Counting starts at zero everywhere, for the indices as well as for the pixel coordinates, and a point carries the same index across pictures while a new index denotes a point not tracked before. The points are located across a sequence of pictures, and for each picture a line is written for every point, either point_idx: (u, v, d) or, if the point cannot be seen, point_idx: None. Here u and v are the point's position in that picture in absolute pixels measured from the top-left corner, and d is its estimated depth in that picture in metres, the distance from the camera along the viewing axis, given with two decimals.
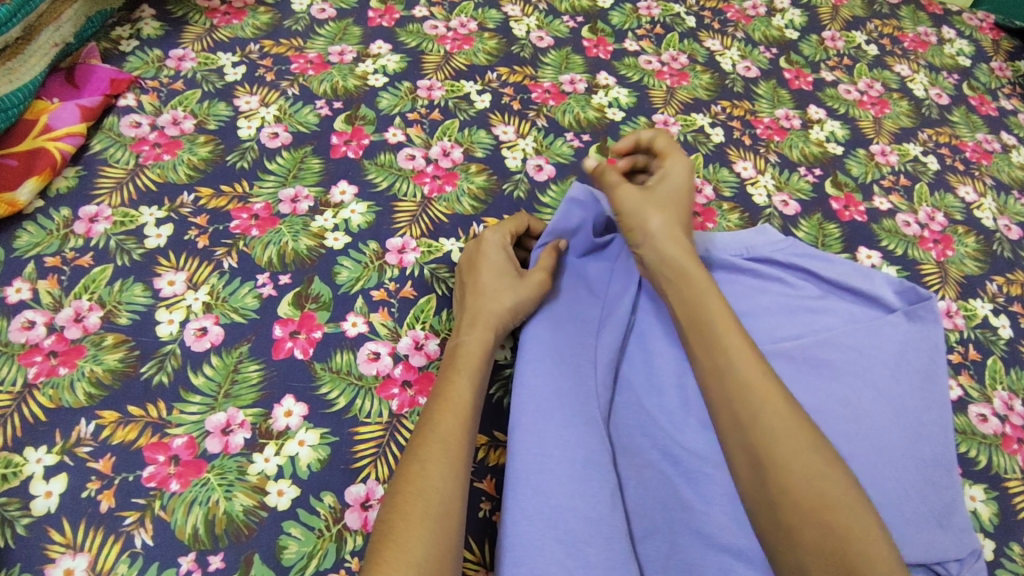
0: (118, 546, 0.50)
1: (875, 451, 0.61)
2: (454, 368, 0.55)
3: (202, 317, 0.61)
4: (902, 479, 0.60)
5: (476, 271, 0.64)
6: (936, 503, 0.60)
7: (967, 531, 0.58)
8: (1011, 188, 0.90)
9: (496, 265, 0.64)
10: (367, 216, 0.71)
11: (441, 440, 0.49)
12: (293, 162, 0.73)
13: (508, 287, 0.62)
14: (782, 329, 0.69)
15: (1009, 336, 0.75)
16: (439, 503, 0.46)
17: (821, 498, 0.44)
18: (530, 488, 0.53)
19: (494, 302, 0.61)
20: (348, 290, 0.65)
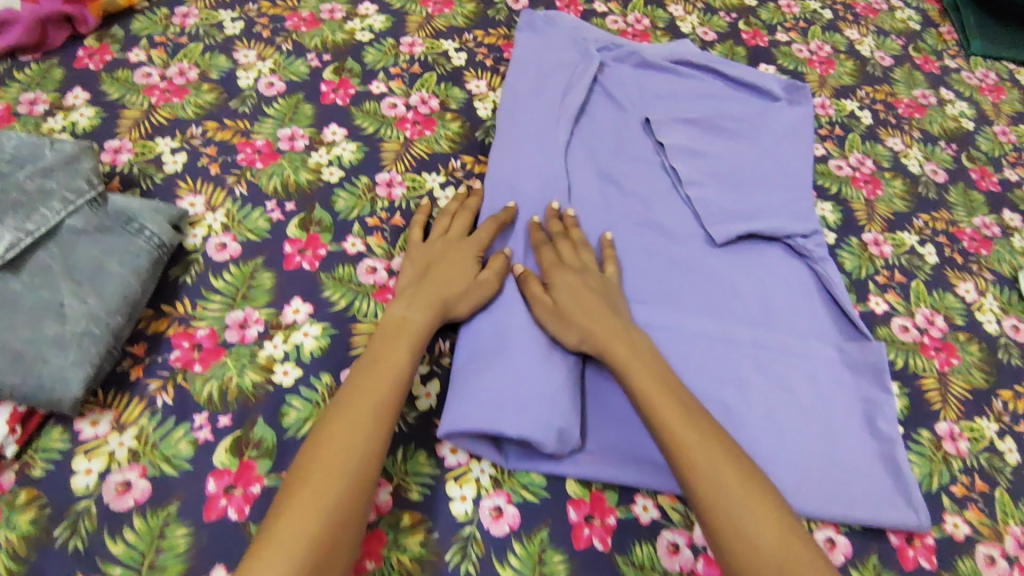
0: (141, 405, 0.59)
1: (794, 340, 0.72)
2: (397, 347, 0.60)
3: (221, 235, 0.70)
4: (817, 364, 0.71)
5: (441, 260, 0.67)
6: (848, 384, 0.70)
7: (879, 401, 0.69)
8: (939, 139, 0.98)
9: (463, 263, 0.67)
10: (356, 153, 0.79)
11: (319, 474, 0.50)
12: (287, 108, 0.82)
13: (468, 281, 0.66)
14: (697, 249, 0.79)
15: (934, 262, 0.83)
16: (355, 451, 0.52)
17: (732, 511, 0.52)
18: (473, 364, 0.63)
19: (451, 292, 0.64)
20: (346, 217, 0.74)
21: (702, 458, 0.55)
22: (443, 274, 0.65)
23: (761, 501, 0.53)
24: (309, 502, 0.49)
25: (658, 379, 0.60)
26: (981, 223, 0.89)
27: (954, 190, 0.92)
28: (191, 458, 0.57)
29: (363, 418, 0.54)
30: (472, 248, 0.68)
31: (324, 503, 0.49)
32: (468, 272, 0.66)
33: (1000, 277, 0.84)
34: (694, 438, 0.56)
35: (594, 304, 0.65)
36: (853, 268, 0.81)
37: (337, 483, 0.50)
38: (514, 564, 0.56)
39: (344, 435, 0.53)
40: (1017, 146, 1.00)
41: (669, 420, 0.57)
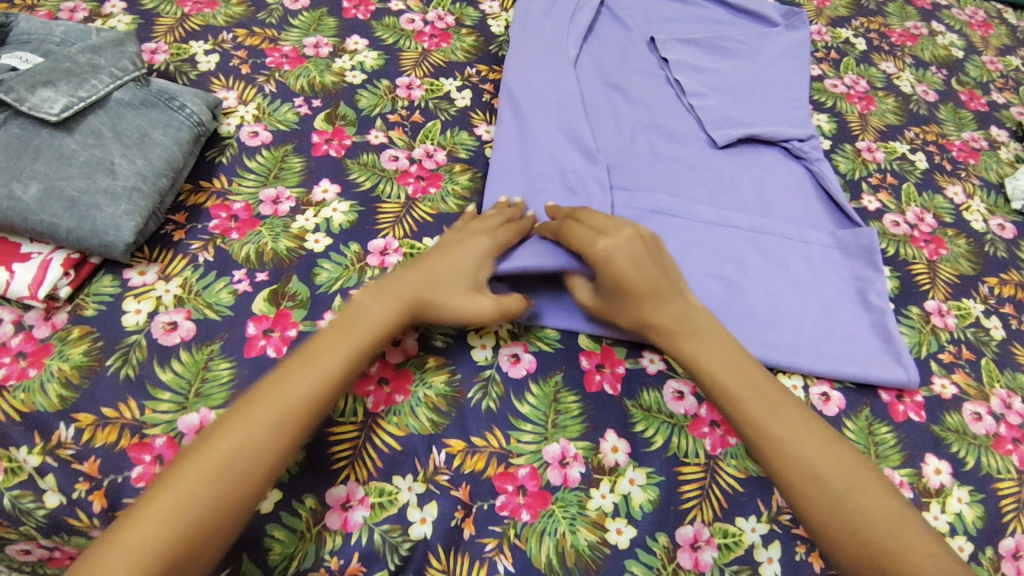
0: (184, 261, 0.63)
1: (792, 226, 0.76)
2: (345, 338, 0.54)
3: (253, 124, 0.75)
4: (812, 247, 0.75)
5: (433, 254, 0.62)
6: (842, 264, 0.75)
7: (870, 278, 0.73)
8: (930, 64, 1.02)
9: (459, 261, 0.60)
10: (377, 60, 0.84)
11: (226, 450, 0.47)
12: (311, 20, 0.87)
13: (452, 280, 0.59)
14: (697, 150, 0.83)
15: (924, 168, 0.88)
16: (239, 456, 0.47)
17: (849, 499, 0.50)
18: None
19: (430, 289, 0.58)
20: (369, 113, 0.79)
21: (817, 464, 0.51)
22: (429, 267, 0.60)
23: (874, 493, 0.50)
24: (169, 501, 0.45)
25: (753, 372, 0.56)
26: (969, 137, 0.94)
27: (944, 109, 0.97)
28: (232, 306, 0.61)
29: (253, 419, 0.49)
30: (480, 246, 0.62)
31: (192, 500, 0.45)
32: (456, 265, 0.60)
33: (987, 184, 0.88)
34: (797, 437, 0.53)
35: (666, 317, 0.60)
36: (847, 170, 0.85)
37: (211, 486, 0.46)
38: (531, 401, 0.60)
39: (229, 438, 0.48)
40: (1003, 74, 1.05)
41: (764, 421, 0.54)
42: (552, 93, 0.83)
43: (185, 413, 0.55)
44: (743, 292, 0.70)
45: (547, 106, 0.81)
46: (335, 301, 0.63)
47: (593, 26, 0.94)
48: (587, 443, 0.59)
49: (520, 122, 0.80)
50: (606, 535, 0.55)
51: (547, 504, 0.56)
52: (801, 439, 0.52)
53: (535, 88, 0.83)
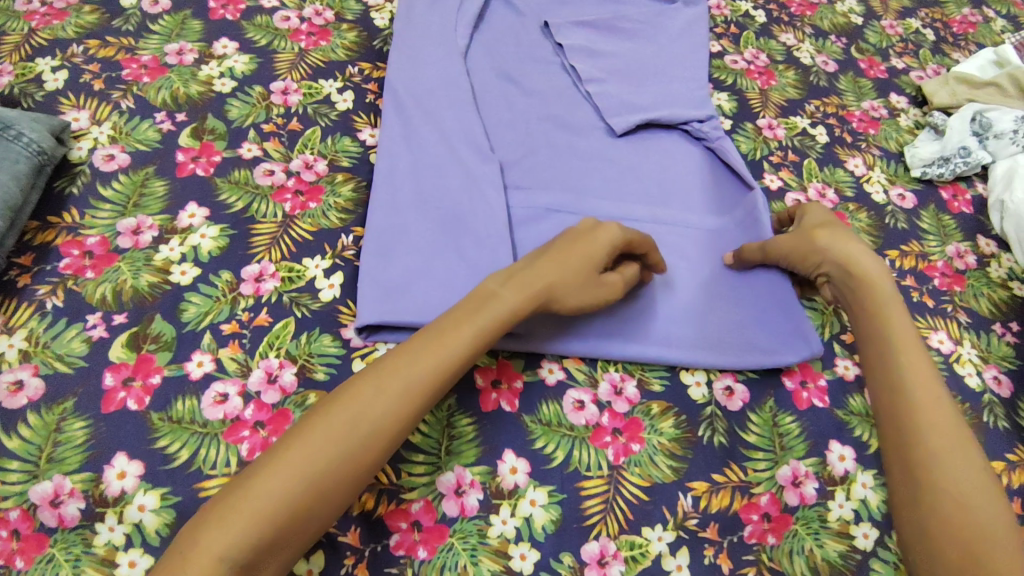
0: (31, 310, 0.58)
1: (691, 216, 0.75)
2: (525, 302, 0.53)
3: (108, 147, 0.69)
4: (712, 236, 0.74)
5: (574, 236, 0.59)
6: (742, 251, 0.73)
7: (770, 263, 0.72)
8: (830, 33, 1.01)
9: (596, 249, 0.58)
10: (249, 65, 0.78)
11: (352, 420, 0.45)
12: (174, 24, 0.80)
13: (581, 275, 0.56)
14: (597, 142, 0.80)
15: (825, 142, 0.87)
16: (370, 425, 0.45)
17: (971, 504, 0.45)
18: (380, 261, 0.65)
19: (558, 285, 0.55)
20: (240, 125, 0.73)
21: (939, 419, 0.49)
22: (575, 251, 0.57)
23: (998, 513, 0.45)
24: (281, 473, 0.42)
25: (916, 341, 0.54)
26: (869, 106, 0.93)
27: (844, 78, 0.96)
28: (86, 356, 0.56)
29: (396, 394, 0.46)
30: (586, 256, 0.57)
31: (309, 470, 0.43)
32: (593, 259, 0.57)
33: (887, 153, 0.88)
34: (934, 411, 0.49)
35: (864, 246, 0.61)
36: (748, 150, 0.84)
37: (324, 461, 0.43)
38: (422, 430, 0.57)
39: (363, 411, 0.45)
40: (902, 38, 1.05)
41: (917, 389, 0.51)
42: (439, 89, 0.78)
43: (38, 482, 0.51)
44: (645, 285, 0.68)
45: (435, 103, 0.77)
46: (203, 338, 0.59)
47: (484, 12, 0.90)
48: (484, 467, 0.56)
49: (406, 123, 0.75)
50: (508, 563, 0.53)
51: (444, 538, 0.53)
52: (950, 426, 0.48)
53: (421, 85, 0.78)
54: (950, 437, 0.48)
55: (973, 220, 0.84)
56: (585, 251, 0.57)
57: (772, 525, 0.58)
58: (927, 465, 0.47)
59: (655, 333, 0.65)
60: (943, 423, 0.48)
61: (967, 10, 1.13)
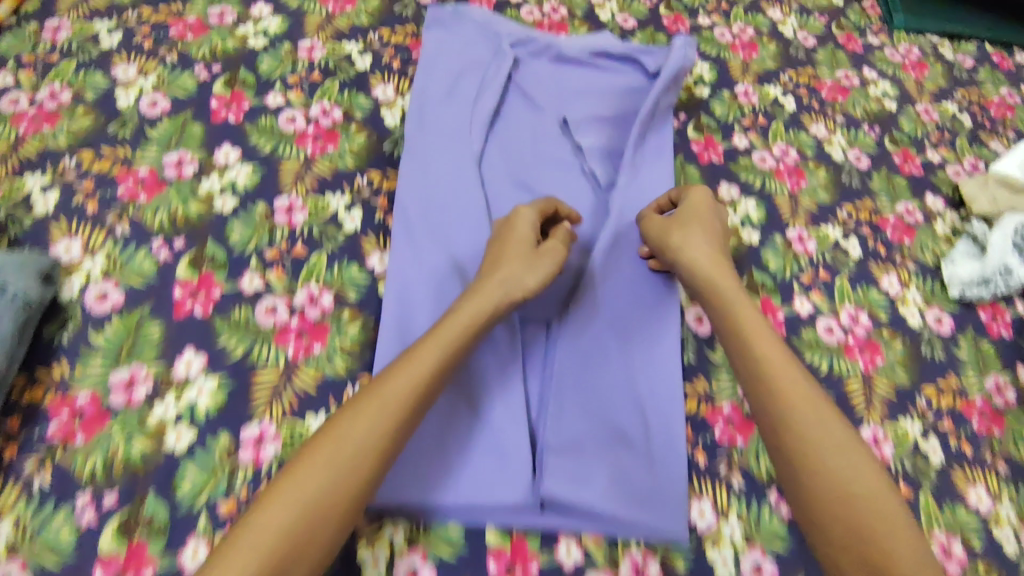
0: (17, 490, 0.55)
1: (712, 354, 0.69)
2: (483, 300, 0.60)
3: (102, 282, 0.65)
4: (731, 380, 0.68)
5: (500, 235, 0.66)
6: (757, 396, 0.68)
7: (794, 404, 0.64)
8: (862, 122, 0.97)
9: (522, 234, 0.65)
10: (252, 177, 0.74)
11: (334, 444, 0.51)
12: (173, 129, 0.75)
13: (526, 255, 0.63)
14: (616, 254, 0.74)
15: (859, 256, 0.83)
16: (358, 447, 0.51)
17: (860, 498, 0.52)
18: None
19: (505, 273, 0.61)
20: (242, 252, 0.69)
21: (815, 429, 0.55)
22: (505, 247, 0.64)
23: (880, 493, 0.52)
24: (290, 492, 0.48)
25: (771, 331, 0.61)
26: (905, 209, 0.89)
27: (877, 176, 0.91)
28: (74, 548, 0.53)
29: (379, 411, 0.52)
30: (524, 240, 0.65)
31: (304, 493, 0.49)
32: (525, 244, 0.64)
33: (923, 267, 0.84)
34: (813, 414, 0.55)
35: (710, 246, 0.66)
36: (778, 268, 0.79)
37: (317, 481, 0.49)
38: None
39: (345, 432, 0.51)
40: (938, 125, 1.00)
41: (790, 391, 0.56)
42: (452, 207, 0.73)
43: None
44: (658, 434, 0.65)
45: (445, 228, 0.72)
46: (199, 522, 0.55)
47: (502, 103, 0.85)
48: None
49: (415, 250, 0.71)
50: None
51: None
52: (822, 419, 0.55)
53: (432, 199, 0.74)
54: (829, 429, 0.55)
55: (1013, 345, 0.79)
56: (521, 235, 0.65)
57: None
58: (820, 461, 0.53)
59: (670, 491, 0.62)
60: (814, 415, 0.55)
61: (1006, 89, 1.07)
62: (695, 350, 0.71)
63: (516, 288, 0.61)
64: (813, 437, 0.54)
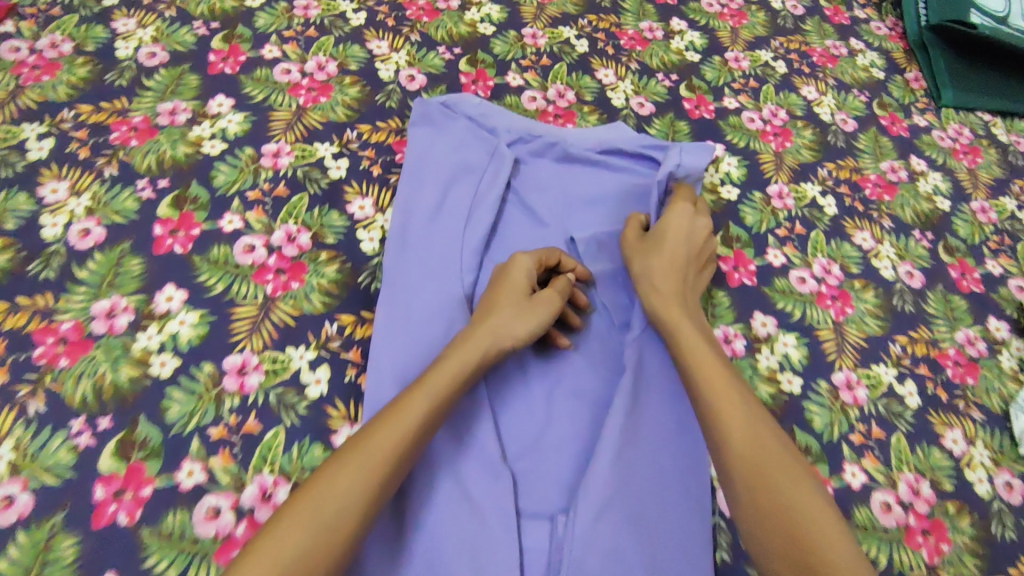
0: None
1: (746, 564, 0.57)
2: (473, 351, 0.55)
3: (6, 483, 0.53)
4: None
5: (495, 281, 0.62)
6: None
7: None
8: (913, 227, 0.85)
9: (517, 280, 0.61)
10: (198, 328, 0.62)
11: (317, 500, 0.43)
12: (107, 267, 0.64)
13: (519, 299, 0.59)
14: (636, 414, 0.61)
15: (916, 406, 0.71)
16: (339, 503, 0.43)
17: (809, 522, 0.46)
18: None
19: (500, 317, 0.58)
20: (180, 432, 0.57)
21: (749, 432, 0.51)
22: (501, 289, 0.60)
23: (828, 521, 0.46)
24: (266, 554, 0.40)
25: (716, 355, 0.58)
26: (965, 338, 0.77)
27: (933, 297, 0.79)
28: None
29: (366, 460, 0.46)
30: (522, 283, 0.61)
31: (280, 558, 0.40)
32: (520, 289, 0.60)
33: (989, 415, 0.72)
34: (751, 436, 0.51)
35: (664, 267, 0.65)
36: (824, 427, 0.68)
37: (296, 540, 0.41)
38: None
39: (328, 491, 0.44)
40: (997, 227, 0.88)
41: (724, 407, 0.53)
42: None
43: None
44: None
45: None
46: None
47: (499, 223, 0.74)
48: None
49: None
50: None
51: None
52: (759, 439, 0.51)
53: (415, 358, 0.62)
54: (768, 446, 0.50)
55: None
56: (519, 278, 0.61)
57: None
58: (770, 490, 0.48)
59: None
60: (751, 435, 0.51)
61: None
62: (730, 544, 0.60)
63: (504, 338, 0.57)
64: (753, 455, 0.50)
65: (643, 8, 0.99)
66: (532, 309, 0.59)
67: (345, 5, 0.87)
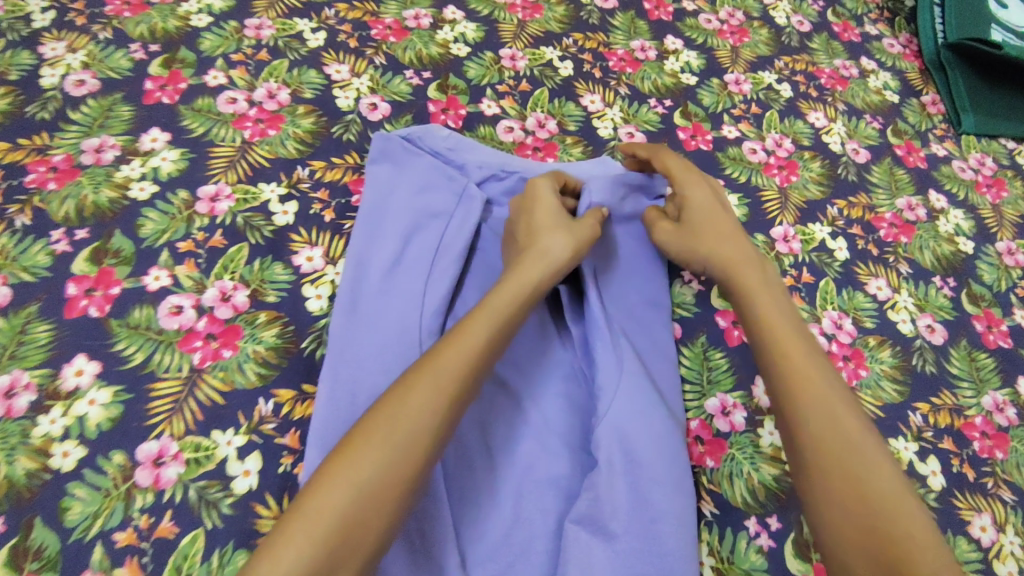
0: None
1: None
2: (526, 275, 0.55)
3: None
4: None
5: (526, 210, 0.62)
6: None
7: None
8: (933, 273, 0.76)
9: (550, 205, 0.62)
10: (110, 408, 0.53)
11: (389, 424, 0.43)
12: (11, 335, 0.56)
13: (563, 227, 0.59)
14: (611, 510, 0.53)
15: (940, 487, 0.62)
16: (411, 427, 0.43)
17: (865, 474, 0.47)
18: None
19: (550, 239, 0.58)
20: (81, 537, 0.49)
21: (822, 384, 0.52)
22: (540, 218, 0.61)
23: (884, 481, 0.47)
24: (342, 475, 0.41)
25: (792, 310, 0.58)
26: (992, 404, 0.68)
27: (956, 355, 0.71)
28: None
29: (430, 389, 0.45)
30: (551, 210, 0.61)
31: (362, 474, 0.41)
32: (557, 215, 0.61)
33: None
34: (825, 388, 0.52)
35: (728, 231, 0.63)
36: None
37: (372, 466, 0.41)
38: None
39: (397, 416, 0.44)
40: None
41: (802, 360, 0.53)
42: None
43: None
44: None
45: None
46: None
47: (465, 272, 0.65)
48: None
49: None
50: None
51: None
52: (834, 397, 0.51)
53: None
54: (836, 404, 0.51)
55: None
56: (548, 204, 0.62)
57: None
58: (807, 438, 0.50)
59: None
60: (831, 390, 0.51)
61: None
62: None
63: (552, 267, 0.57)
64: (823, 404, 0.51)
65: (634, 25, 0.90)
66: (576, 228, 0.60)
67: (302, 24, 0.79)
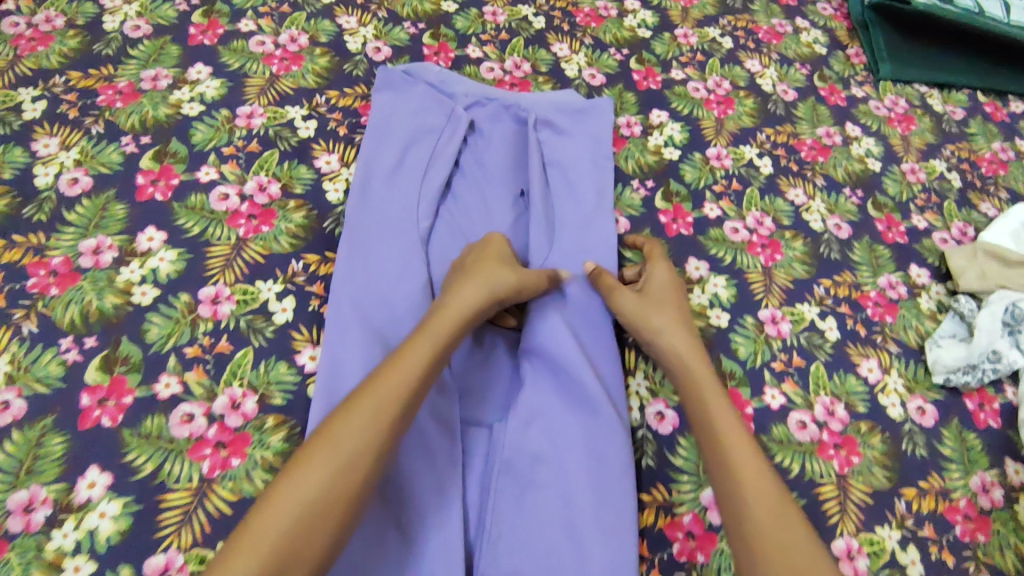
0: None
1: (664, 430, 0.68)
2: (467, 299, 0.62)
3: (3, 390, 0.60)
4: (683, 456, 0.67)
5: (475, 255, 0.68)
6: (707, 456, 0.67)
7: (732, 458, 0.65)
8: (844, 185, 0.91)
9: (500, 254, 0.68)
10: (176, 264, 0.69)
11: (370, 409, 0.51)
12: (94, 210, 0.71)
13: (508, 265, 0.66)
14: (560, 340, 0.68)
15: (836, 339, 0.78)
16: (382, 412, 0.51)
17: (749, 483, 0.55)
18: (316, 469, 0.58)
19: (494, 282, 0.64)
20: (158, 350, 0.64)
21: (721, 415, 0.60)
22: (484, 262, 0.67)
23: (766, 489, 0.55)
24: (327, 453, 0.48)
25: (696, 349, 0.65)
26: (887, 283, 0.83)
27: (859, 246, 0.86)
28: None
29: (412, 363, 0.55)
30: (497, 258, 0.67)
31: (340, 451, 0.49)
32: (503, 259, 0.68)
33: (905, 348, 0.79)
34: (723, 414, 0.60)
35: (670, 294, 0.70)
36: (748, 356, 0.74)
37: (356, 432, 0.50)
38: None
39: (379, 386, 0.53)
40: (924, 186, 0.94)
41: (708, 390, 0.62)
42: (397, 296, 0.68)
43: None
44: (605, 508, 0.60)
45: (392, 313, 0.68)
46: None
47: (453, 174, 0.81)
48: None
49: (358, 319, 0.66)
50: None
51: None
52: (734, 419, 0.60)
53: (372, 285, 0.69)
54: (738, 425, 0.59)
55: (1001, 437, 0.75)
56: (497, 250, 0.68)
57: (698, 544, 0.62)
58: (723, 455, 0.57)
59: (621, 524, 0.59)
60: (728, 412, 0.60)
61: (999, 143, 1.02)
62: (656, 452, 0.67)
63: (490, 291, 0.63)
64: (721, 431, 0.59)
65: None
66: (515, 277, 0.66)
67: None
